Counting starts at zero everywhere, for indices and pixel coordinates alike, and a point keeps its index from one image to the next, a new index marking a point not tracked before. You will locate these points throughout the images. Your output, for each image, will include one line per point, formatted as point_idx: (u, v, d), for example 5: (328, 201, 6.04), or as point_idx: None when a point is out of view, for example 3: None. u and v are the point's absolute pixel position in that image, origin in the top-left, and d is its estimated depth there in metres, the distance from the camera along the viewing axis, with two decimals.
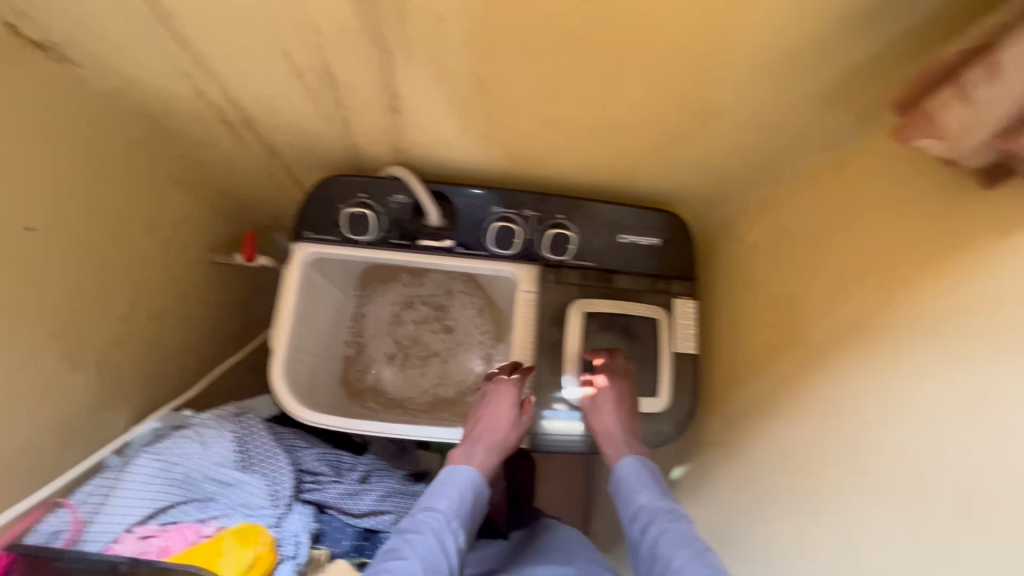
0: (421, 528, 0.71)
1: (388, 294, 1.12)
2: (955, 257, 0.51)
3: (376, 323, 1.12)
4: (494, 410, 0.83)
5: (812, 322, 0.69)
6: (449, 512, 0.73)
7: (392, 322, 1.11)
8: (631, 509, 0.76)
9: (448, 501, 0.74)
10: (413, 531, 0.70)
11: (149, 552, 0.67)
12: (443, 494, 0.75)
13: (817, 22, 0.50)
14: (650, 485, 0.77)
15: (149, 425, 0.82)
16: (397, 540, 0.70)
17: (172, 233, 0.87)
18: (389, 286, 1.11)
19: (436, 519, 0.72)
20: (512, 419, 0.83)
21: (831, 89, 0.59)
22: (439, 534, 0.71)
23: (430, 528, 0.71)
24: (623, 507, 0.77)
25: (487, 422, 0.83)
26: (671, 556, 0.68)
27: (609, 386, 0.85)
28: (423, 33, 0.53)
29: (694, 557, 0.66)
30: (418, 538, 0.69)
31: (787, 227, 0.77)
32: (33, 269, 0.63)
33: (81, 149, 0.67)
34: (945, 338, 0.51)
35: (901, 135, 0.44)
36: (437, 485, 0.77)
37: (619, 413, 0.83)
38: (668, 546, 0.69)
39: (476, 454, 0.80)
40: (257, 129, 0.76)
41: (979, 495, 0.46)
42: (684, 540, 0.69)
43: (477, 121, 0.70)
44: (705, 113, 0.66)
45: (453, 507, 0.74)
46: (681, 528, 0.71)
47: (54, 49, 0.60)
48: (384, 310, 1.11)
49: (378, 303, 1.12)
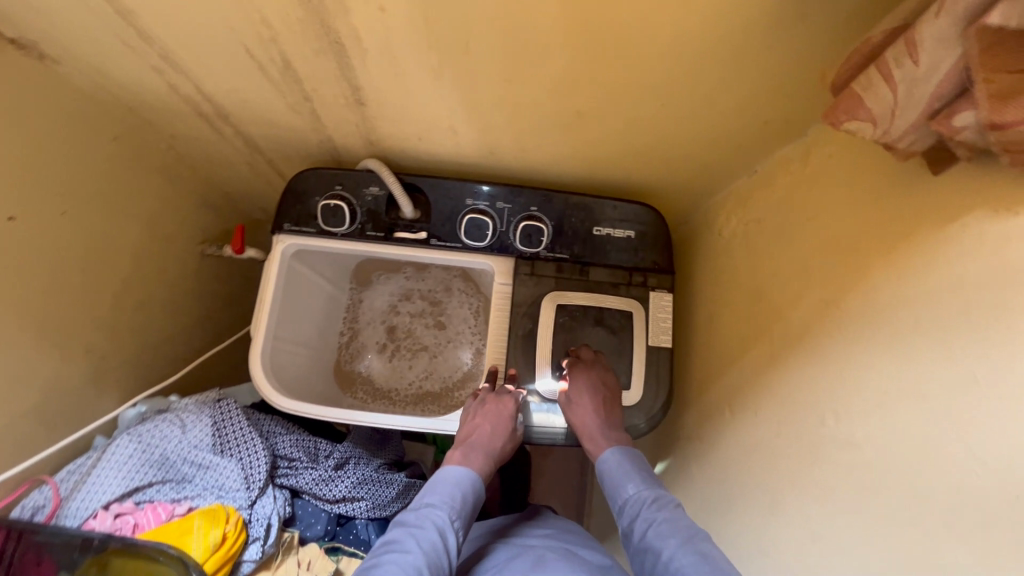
0: (425, 523, 0.69)
1: (388, 283, 1.13)
2: (902, 244, 0.50)
3: (371, 311, 1.13)
4: (496, 416, 0.83)
5: (777, 315, 0.68)
6: (451, 509, 0.73)
7: (388, 312, 1.13)
8: (618, 503, 0.75)
9: (449, 497, 0.75)
10: (417, 526, 0.69)
11: (123, 528, 0.72)
12: (444, 493, 0.75)
13: (755, 6, 0.50)
14: (634, 475, 0.77)
15: (135, 408, 0.85)
16: (400, 533, 0.68)
17: (161, 225, 0.91)
18: (389, 276, 1.13)
19: (440, 515, 0.71)
20: (510, 430, 0.83)
21: (785, 75, 0.59)
22: (443, 530, 0.70)
23: (433, 523, 0.70)
24: (613, 503, 0.76)
25: (486, 429, 0.82)
26: (661, 546, 0.65)
27: (585, 379, 0.83)
28: (369, 23, 0.55)
29: (683, 544, 0.63)
30: (420, 531, 0.68)
31: (758, 219, 0.76)
32: (18, 256, 0.67)
33: (64, 142, 0.70)
34: (895, 330, 0.49)
35: (830, 119, 0.43)
36: (435, 484, 0.77)
37: (595, 403, 0.82)
38: (657, 536, 0.66)
39: (474, 459, 0.81)
40: (234, 123, 0.79)
41: (934, 501, 0.44)
42: (674, 529, 0.66)
43: (440, 112, 0.71)
44: (664, 103, 0.66)
45: (451, 502, 0.74)
46: (670, 516, 0.68)
47: (33, 48, 0.63)
48: (382, 299, 1.13)
49: (376, 293, 1.14)
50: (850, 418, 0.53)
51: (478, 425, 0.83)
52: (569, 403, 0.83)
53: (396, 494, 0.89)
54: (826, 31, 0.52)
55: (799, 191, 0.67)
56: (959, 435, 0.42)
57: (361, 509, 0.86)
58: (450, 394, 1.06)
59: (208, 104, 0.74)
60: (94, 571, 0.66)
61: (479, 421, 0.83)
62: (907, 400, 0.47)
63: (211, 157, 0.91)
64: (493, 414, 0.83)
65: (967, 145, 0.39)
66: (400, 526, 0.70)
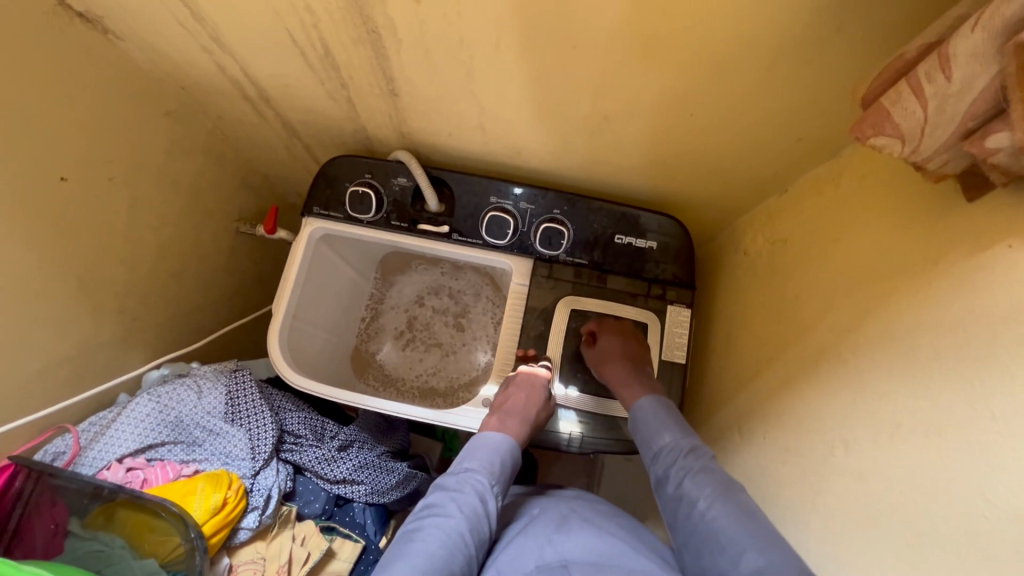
0: (466, 488, 0.69)
1: (420, 275, 1.15)
2: (927, 270, 0.47)
3: (398, 296, 1.16)
4: (530, 385, 0.82)
5: (794, 337, 0.66)
6: (490, 474, 0.72)
7: (414, 302, 1.15)
8: (651, 447, 0.73)
9: (488, 462, 0.73)
10: (458, 490, 0.69)
11: (132, 482, 0.76)
12: (484, 457, 0.74)
13: (790, 17, 0.49)
14: (669, 426, 0.73)
15: (158, 370, 0.89)
16: (442, 498, 0.68)
17: (201, 199, 0.95)
18: (421, 269, 1.15)
19: (479, 480, 0.71)
20: (542, 400, 0.82)
21: (821, 92, 0.57)
22: (483, 495, 0.69)
23: (473, 488, 0.70)
24: (648, 449, 0.74)
25: (521, 397, 0.81)
26: (697, 497, 0.63)
27: (612, 339, 0.86)
28: (405, 16, 0.57)
29: (719, 496, 0.61)
30: (460, 496, 0.68)
31: (783, 239, 0.74)
32: (65, 214, 0.71)
33: (119, 112, 0.75)
34: (913, 362, 0.47)
35: (857, 133, 0.42)
36: (475, 448, 0.75)
37: (623, 351, 0.84)
38: (692, 486, 0.64)
39: (511, 425, 0.78)
40: (275, 106, 0.82)
41: (943, 544, 0.41)
42: (711, 479, 0.64)
43: (470, 108, 0.73)
44: (693, 113, 0.65)
45: (489, 466, 0.73)
46: (705, 467, 0.66)
47: (98, 22, 0.68)
48: (410, 288, 1.16)
49: (405, 282, 1.16)
50: (858, 449, 0.51)
51: (513, 394, 0.81)
52: (598, 357, 0.85)
53: (396, 483, 0.91)
54: (862, 47, 0.51)
55: (828, 212, 0.64)
56: (979, 478, 0.39)
57: (360, 492, 0.88)
58: (450, 395, 1.07)
59: (251, 86, 0.78)
60: (100, 520, 0.70)
61: (512, 389, 0.82)
62: (920, 434, 0.45)
63: (253, 139, 0.95)
64: (526, 380, 0.83)
65: (1002, 170, 0.37)
66: (441, 490, 0.70)
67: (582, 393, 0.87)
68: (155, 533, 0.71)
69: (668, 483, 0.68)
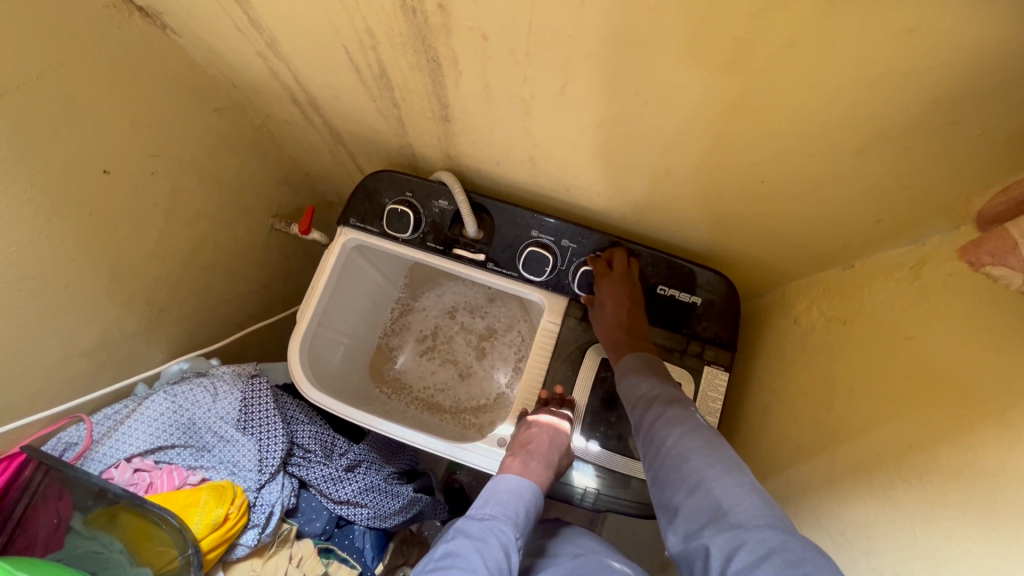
0: (489, 538, 0.65)
1: (460, 288, 1.13)
2: (1014, 402, 0.42)
3: (434, 302, 1.14)
4: (554, 430, 0.77)
5: (845, 431, 0.60)
6: (515, 525, 0.68)
7: (448, 310, 1.13)
8: (626, 392, 0.75)
9: (512, 512, 0.69)
10: (482, 540, 0.64)
11: (138, 484, 0.77)
12: (508, 505, 0.69)
13: (898, 98, 0.43)
14: (644, 368, 0.75)
15: (178, 364, 0.89)
16: (465, 547, 0.63)
17: (240, 196, 0.94)
18: (464, 283, 1.12)
19: (504, 532, 0.66)
20: (565, 445, 0.78)
21: (910, 180, 0.52)
22: (508, 549, 0.65)
23: (497, 539, 0.65)
24: (626, 397, 0.74)
25: (545, 440, 0.76)
26: (667, 434, 0.65)
27: (608, 288, 0.81)
28: (469, 49, 0.54)
29: (688, 435, 0.63)
30: (485, 547, 0.63)
31: (840, 317, 0.68)
32: (103, 205, 0.69)
33: (168, 109, 0.73)
34: (1000, 511, 0.41)
35: (969, 257, 0.35)
36: (497, 493, 0.71)
37: (618, 313, 0.80)
38: (664, 425, 0.66)
39: (534, 470, 0.74)
40: (322, 112, 0.80)
41: None
42: (681, 419, 0.65)
43: (523, 142, 0.69)
44: (762, 176, 0.60)
45: (513, 516, 0.69)
46: (677, 408, 0.67)
47: (157, 17, 0.66)
48: (447, 296, 1.14)
49: (445, 290, 1.14)
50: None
51: (536, 435, 0.77)
52: (597, 313, 0.82)
53: (399, 508, 0.93)
54: (976, 146, 0.45)
55: (895, 302, 0.59)
56: None
57: (362, 516, 0.90)
58: (455, 416, 1.05)
59: (302, 93, 0.76)
60: (102, 519, 0.71)
61: (535, 430, 0.77)
62: None
63: (296, 139, 0.93)
64: (551, 425, 0.78)
65: None
66: (464, 538, 0.65)
67: (602, 448, 0.82)
68: (154, 542, 0.72)
69: (641, 423, 0.69)
